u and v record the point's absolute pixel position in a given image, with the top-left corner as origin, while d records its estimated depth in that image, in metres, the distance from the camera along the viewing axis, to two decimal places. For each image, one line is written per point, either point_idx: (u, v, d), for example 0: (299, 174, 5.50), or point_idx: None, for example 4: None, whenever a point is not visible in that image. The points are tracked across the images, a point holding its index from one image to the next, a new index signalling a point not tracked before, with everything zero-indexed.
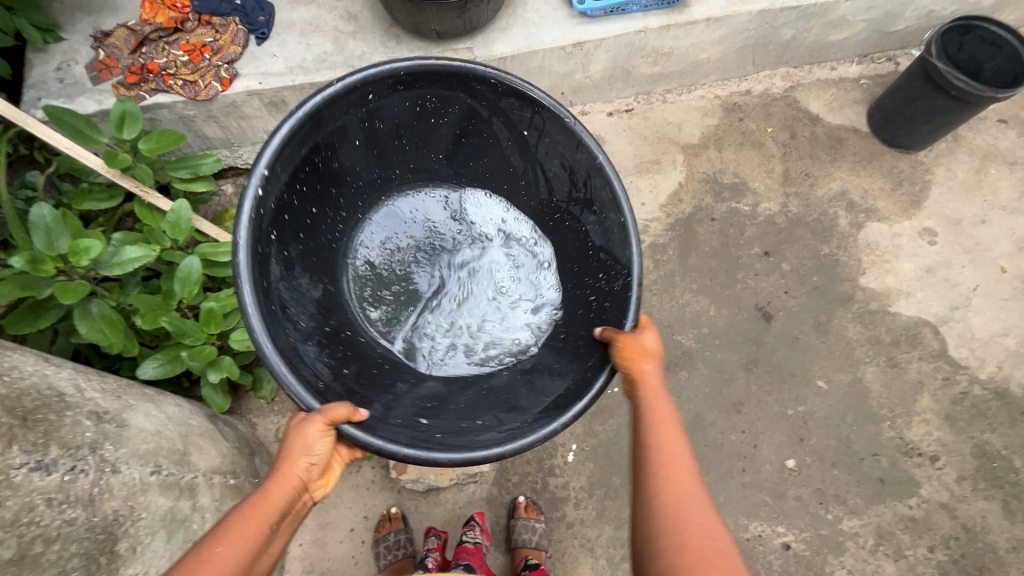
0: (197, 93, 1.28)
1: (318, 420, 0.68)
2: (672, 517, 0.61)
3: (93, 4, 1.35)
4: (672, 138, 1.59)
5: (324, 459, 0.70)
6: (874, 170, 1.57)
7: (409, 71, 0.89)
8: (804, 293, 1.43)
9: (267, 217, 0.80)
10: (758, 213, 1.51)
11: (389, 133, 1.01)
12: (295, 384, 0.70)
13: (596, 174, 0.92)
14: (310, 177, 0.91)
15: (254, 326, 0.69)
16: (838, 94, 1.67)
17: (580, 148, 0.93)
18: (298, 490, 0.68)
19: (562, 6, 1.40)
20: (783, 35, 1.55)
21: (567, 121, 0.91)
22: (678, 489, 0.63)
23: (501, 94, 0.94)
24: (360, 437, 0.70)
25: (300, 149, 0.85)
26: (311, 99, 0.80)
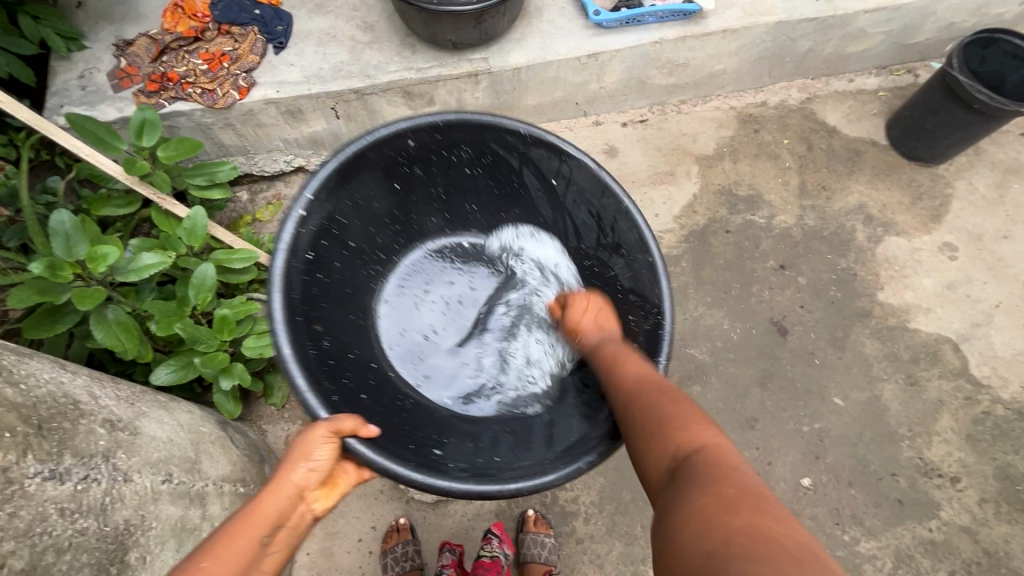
0: (215, 101, 1.30)
1: (320, 428, 0.70)
2: (647, 409, 0.68)
3: (117, 13, 1.37)
4: (686, 149, 1.58)
5: (324, 467, 0.69)
6: (892, 183, 1.55)
7: (448, 122, 0.94)
8: (821, 308, 1.40)
9: (307, 241, 0.87)
10: (774, 226, 1.49)
11: (428, 183, 1.09)
12: (306, 392, 0.75)
13: (621, 219, 0.96)
14: (351, 214, 0.99)
15: (280, 337, 0.76)
16: (856, 106, 1.65)
17: (607, 194, 0.96)
18: (295, 499, 0.65)
19: (578, 17, 1.40)
20: (800, 46, 1.54)
21: (593, 168, 0.95)
22: (649, 391, 0.71)
23: (530, 145, 0.97)
24: (361, 451, 0.73)
25: (345, 184, 0.93)
26: (357, 143, 0.89)
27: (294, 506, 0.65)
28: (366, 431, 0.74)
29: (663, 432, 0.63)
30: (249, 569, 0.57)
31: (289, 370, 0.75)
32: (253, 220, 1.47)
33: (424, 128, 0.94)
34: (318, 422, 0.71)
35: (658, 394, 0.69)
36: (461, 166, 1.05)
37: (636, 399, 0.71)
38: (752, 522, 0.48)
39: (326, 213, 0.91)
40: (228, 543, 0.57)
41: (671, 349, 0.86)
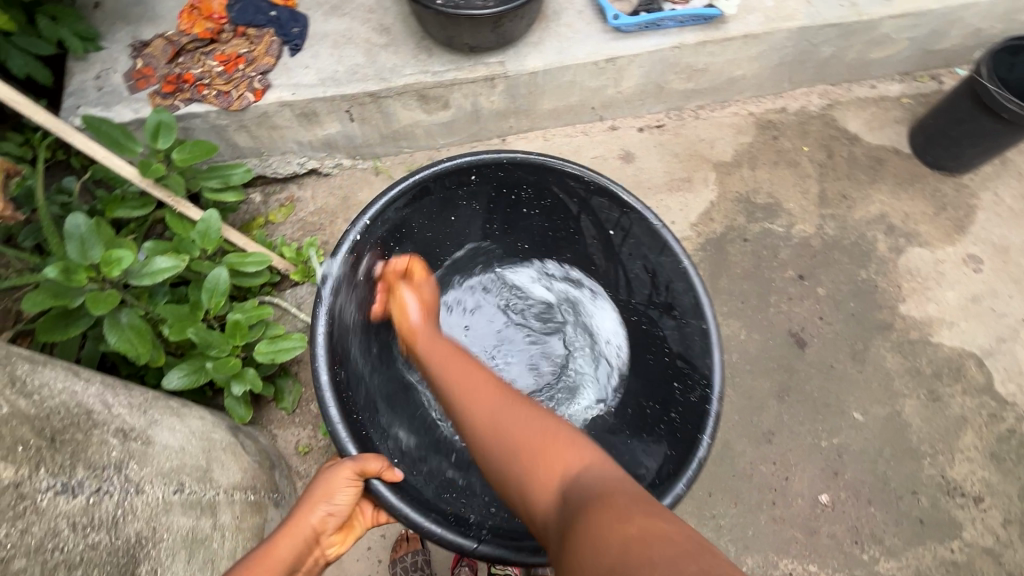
0: (230, 103, 1.29)
1: (346, 468, 0.74)
2: (509, 436, 0.65)
3: (134, 14, 1.38)
4: (703, 156, 1.56)
5: (343, 510, 0.75)
6: (915, 193, 1.51)
7: (512, 161, 0.97)
8: (840, 319, 1.38)
9: (359, 259, 0.92)
10: (793, 235, 1.47)
11: (482, 216, 1.10)
12: (338, 423, 0.78)
13: (679, 280, 0.95)
14: (406, 237, 1.03)
15: (318, 358, 0.79)
16: (878, 113, 1.62)
17: (665, 251, 0.97)
18: (309, 541, 0.73)
19: (596, 21, 1.38)
20: (823, 52, 1.51)
21: (654, 224, 0.96)
22: (500, 410, 0.68)
23: (592, 193, 1.00)
24: (385, 492, 0.76)
25: (403, 208, 0.96)
26: (422, 172, 0.93)
27: (308, 546, 0.72)
28: (392, 474, 0.78)
29: (536, 462, 0.61)
30: None
31: (322, 397, 0.77)
32: (266, 222, 1.47)
33: (488, 164, 0.97)
34: (347, 459, 0.76)
35: (506, 411, 0.67)
36: (518, 203, 1.07)
37: (485, 425, 0.67)
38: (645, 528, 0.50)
39: (378, 236, 0.95)
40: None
41: (716, 431, 0.85)
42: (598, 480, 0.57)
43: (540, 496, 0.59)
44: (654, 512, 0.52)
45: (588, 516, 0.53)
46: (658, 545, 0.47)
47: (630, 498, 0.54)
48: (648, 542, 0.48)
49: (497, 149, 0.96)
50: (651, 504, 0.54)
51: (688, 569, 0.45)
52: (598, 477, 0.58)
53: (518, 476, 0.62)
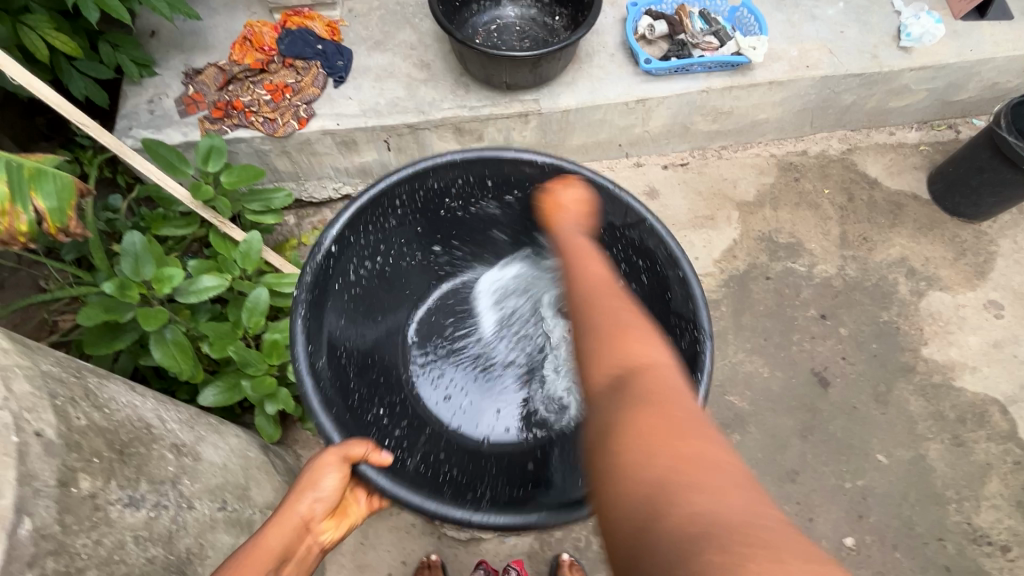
0: (275, 130, 1.35)
1: (331, 456, 0.76)
2: (599, 311, 0.65)
3: (187, 43, 1.45)
4: (726, 195, 1.60)
5: (329, 497, 0.76)
6: (934, 238, 1.54)
7: (463, 159, 1.01)
8: (863, 360, 1.39)
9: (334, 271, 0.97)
10: (814, 274, 1.49)
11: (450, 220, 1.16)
12: (322, 416, 0.82)
13: (647, 235, 0.97)
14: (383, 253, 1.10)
15: (299, 366, 0.83)
16: (897, 159, 1.66)
17: (630, 214, 0.98)
18: (301, 529, 0.74)
19: (627, 63, 1.44)
20: (844, 99, 1.56)
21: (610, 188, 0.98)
22: (603, 298, 0.67)
23: (550, 173, 1.02)
24: (373, 476, 0.78)
25: (371, 218, 1.02)
26: (379, 182, 0.98)
27: (298, 534, 0.74)
28: (379, 457, 0.78)
29: (609, 344, 0.61)
30: None
31: (309, 402, 0.82)
32: (299, 244, 1.51)
33: (442, 166, 1.01)
34: (328, 449, 0.77)
35: (601, 289, 0.69)
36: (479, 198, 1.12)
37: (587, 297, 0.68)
38: (679, 457, 0.48)
39: (349, 246, 1.00)
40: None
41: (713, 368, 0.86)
42: (663, 385, 0.56)
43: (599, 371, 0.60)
44: (715, 441, 0.50)
45: (644, 409, 0.53)
46: (700, 480, 0.46)
47: (688, 411, 0.53)
48: (689, 469, 0.47)
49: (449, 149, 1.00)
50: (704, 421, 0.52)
51: (708, 503, 0.44)
52: (655, 378, 0.56)
53: (587, 354, 0.62)
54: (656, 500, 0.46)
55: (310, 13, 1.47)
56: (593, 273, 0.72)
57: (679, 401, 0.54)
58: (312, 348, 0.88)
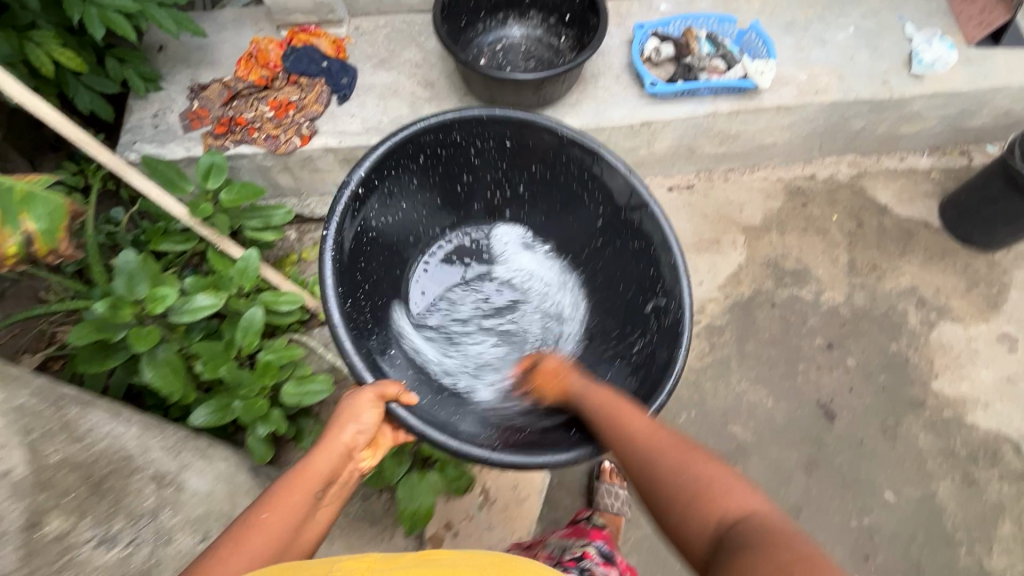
0: (277, 146, 1.35)
1: (367, 394, 0.80)
2: (671, 470, 0.67)
3: (194, 59, 1.46)
4: (732, 219, 1.57)
5: (369, 431, 0.79)
6: (945, 267, 1.51)
7: (488, 117, 1.07)
8: (871, 392, 1.35)
9: (359, 210, 1.02)
10: (821, 302, 1.46)
11: (463, 172, 1.21)
12: (355, 356, 0.87)
13: (649, 219, 1.06)
14: (398, 197, 1.14)
15: (327, 290, 0.88)
16: (907, 186, 1.63)
17: (634, 194, 1.07)
18: (345, 456, 0.76)
19: (632, 85, 1.43)
20: (853, 124, 1.53)
21: (620, 168, 1.07)
22: (664, 451, 0.70)
23: (566, 145, 1.09)
24: (403, 414, 0.83)
25: (394, 165, 1.07)
26: (409, 128, 1.02)
27: (342, 462, 0.76)
28: (408, 399, 0.83)
29: (696, 502, 0.63)
30: (305, 517, 0.69)
31: (337, 334, 0.87)
32: (299, 259, 1.51)
33: (468, 121, 1.06)
34: (365, 387, 0.81)
35: (654, 441, 0.72)
36: (494, 157, 1.17)
37: (648, 458, 0.70)
38: None
39: (373, 190, 1.05)
40: (286, 500, 0.68)
41: (689, 348, 0.96)
42: (766, 532, 0.56)
43: (699, 530, 0.61)
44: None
45: (750, 559, 0.53)
46: None
47: (803, 554, 0.52)
48: None
49: (475, 106, 1.05)
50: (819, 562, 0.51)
51: None
52: (757, 524, 0.58)
53: (678, 515, 0.64)
54: None
55: (316, 30, 1.48)
56: (636, 430, 0.76)
57: (792, 537, 0.55)
58: (338, 286, 0.93)
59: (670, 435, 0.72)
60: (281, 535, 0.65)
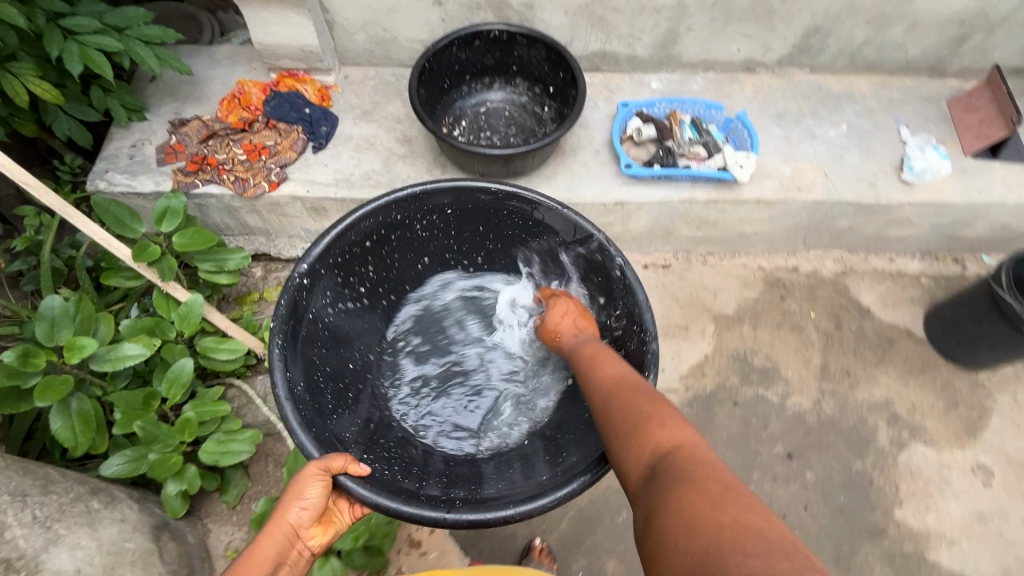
0: (245, 190, 1.34)
1: (311, 468, 0.83)
2: (621, 413, 0.77)
3: (182, 92, 1.48)
4: (704, 304, 1.52)
5: (314, 507, 0.83)
6: (924, 382, 1.43)
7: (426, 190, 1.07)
8: (828, 513, 1.27)
9: (306, 297, 1.03)
10: (787, 406, 1.39)
11: (424, 239, 1.20)
12: (304, 438, 0.88)
13: (596, 249, 1.07)
14: (357, 275, 1.14)
15: (275, 386, 0.90)
16: (893, 290, 1.57)
17: (578, 230, 1.08)
18: (289, 537, 0.82)
19: (610, 162, 1.41)
20: (839, 223, 1.48)
21: (563, 211, 1.06)
22: (630, 392, 0.81)
23: (503, 200, 1.10)
24: (354, 485, 0.84)
25: (342, 255, 1.08)
26: (347, 216, 1.03)
27: (287, 543, 0.82)
28: (357, 468, 0.85)
29: (644, 427, 0.73)
30: None
31: (284, 419, 0.88)
32: (260, 298, 1.50)
33: (404, 199, 1.07)
34: (309, 463, 0.84)
35: (626, 386, 0.82)
36: (440, 227, 1.19)
37: (608, 403, 0.81)
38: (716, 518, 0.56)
39: (321, 279, 1.05)
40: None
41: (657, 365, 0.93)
42: (693, 461, 0.65)
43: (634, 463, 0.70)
44: (752, 508, 0.57)
45: (679, 491, 0.61)
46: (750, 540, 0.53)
47: (723, 485, 0.60)
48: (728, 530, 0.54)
49: (414, 183, 1.06)
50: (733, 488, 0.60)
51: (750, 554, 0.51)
52: (688, 456, 0.66)
53: (625, 443, 0.73)
54: (719, 562, 0.52)
55: (304, 76, 1.49)
56: (603, 377, 0.87)
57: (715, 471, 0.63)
58: (288, 371, 0.94)
59: (626, 385, 0.83)
60: None
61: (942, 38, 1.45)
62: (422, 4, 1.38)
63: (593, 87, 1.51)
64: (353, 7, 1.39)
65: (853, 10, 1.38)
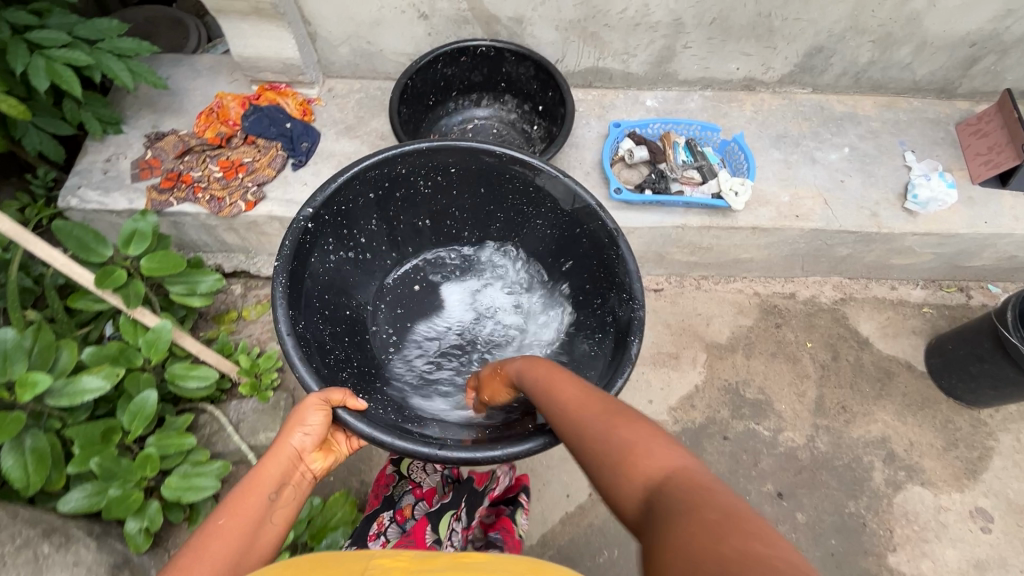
0: (220, 209, 1.30)
1: (311, 399, 0.76)
2: (593, 442, 0.59)
3: (161, 104, 1.44)
4: (696, 332, 1.47)
5: (317, 433, 0.77)
6: (923, 419, 1.37)
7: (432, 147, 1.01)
8: (817, 558, 1.22)
9: (312, 239, 0.97)
10: (779, 442, 1.34)
11: (425, 199, 1.14)
12: (303, 368, 0.81)
13: (588, 219, 1.00)
14: (359, 222, 1.08)
15: (279, 316, 0.84)
16: (894, 319, 1.51)
17: (577, 201, 1.01)
18: (293, 460, 0.75)
19: (600, 186, 1.35)
20: (838, 251, 1.42)
21: (566, 179, 1.00)
22: (596, 416, 0.61)
23: (506, 164, 1.03)
24: (352, 420, 0.77)
25: (347, 203, 1.02)
26: (356, 164, 0.96)
27: (291, 466, 0.75)
28: (357, 403, 0.78)
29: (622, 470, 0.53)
30: (261, 521, 0.69)
31: (284, 343, 0.81)
32: (238, 317, 1.45)
33: (410, 153, 1.01)
34: (311, 393, 0.77)
35: (590, 408, 0.63)
36: (443, 186, 1.12)
37: (581, 431, 0.62)
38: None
39: (322, 228, 0.98)
40: (240, 506, 0.69)
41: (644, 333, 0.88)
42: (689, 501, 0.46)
43: (627, 506, 0.52)
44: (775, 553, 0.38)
45: (679, 531, 0.43)
46: None
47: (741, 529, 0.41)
48: None
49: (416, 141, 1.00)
50: (743, 518, 0.42)
51: None
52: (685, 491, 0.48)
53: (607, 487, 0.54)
54: None
55: (286, 88, 1.44)
56: (562, 397, 0.67)
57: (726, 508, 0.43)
58: (293, 306, 0.88)
59: (601, 402, 0.64)
60: (242, 537, 0.67)
61: (953, 59, 1.38)
62: (407, 17, 1.32)
63: (585, 103, 1.45)
64: (336, 20, 1.34)
65: (858, 29, 1.32)
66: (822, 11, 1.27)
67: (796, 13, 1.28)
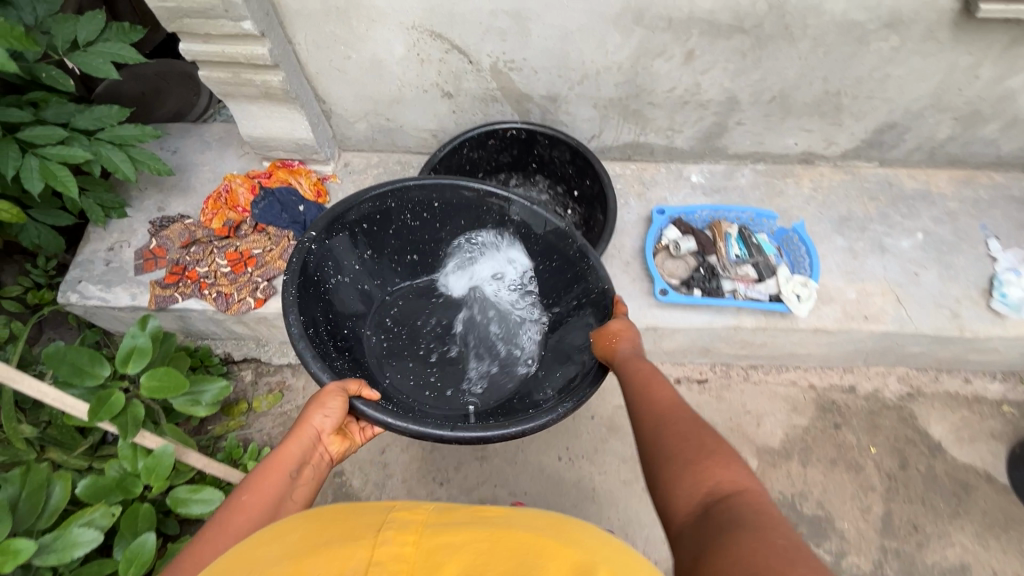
0: (228, 306, 1.20)
1: (332, 387, 0.77)
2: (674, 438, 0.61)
3: (167, 182, 1.34)
4: (746, 434, 1.33)
5: (337, 418, 0.76)
6: (1008, 543, 1.22)
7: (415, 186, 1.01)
8: None
9: (313, 265, 0.95)
10: (842, 567, 1.20)
11: (412, 234, 1.09)
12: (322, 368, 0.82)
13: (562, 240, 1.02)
14: (353, 250, 1.04)
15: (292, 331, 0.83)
16: (970, 419, 1.34)
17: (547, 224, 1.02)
18: (313, 441, 0.74)
19: (642, 279, 1.21)
20: (909, 350, 1.26)
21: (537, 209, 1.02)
22: (675, 425, 0.63)
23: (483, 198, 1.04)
24: (369, 410, 0.78)
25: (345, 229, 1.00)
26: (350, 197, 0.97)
27: (311, 447, 0.74)
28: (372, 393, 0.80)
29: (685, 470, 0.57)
30: (283, 498, 0.67)
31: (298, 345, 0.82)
32: (248, 409, 1.34)
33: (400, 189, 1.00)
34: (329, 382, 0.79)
35: (670, 416, 0.65)
36: (428, 223, 1.08)
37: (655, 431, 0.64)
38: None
39: (324, 256, 0.97)
40: (264, 480, 0.67)
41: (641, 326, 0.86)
42: (754, 512, 0.49)
43: (684, 500, 0.54)
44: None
45: (739, 539, 0.46)
46: None
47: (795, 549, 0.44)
48: None
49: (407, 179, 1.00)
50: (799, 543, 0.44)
51: None
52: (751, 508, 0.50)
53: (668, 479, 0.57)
54: None
55: (300, 166, 1.33)
56: (658, 400, 0.68)
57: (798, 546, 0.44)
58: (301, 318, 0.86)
59: (689, 415, 0.64)
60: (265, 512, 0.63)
61: None
62: (429, 95, 1.20)
63: (624, 179, 1.32)
64: (353, 98, 1.22)
65: (939, 107, 1.16)
66: (900, 89, 1.12)
67: (870, 91, 1.14)
